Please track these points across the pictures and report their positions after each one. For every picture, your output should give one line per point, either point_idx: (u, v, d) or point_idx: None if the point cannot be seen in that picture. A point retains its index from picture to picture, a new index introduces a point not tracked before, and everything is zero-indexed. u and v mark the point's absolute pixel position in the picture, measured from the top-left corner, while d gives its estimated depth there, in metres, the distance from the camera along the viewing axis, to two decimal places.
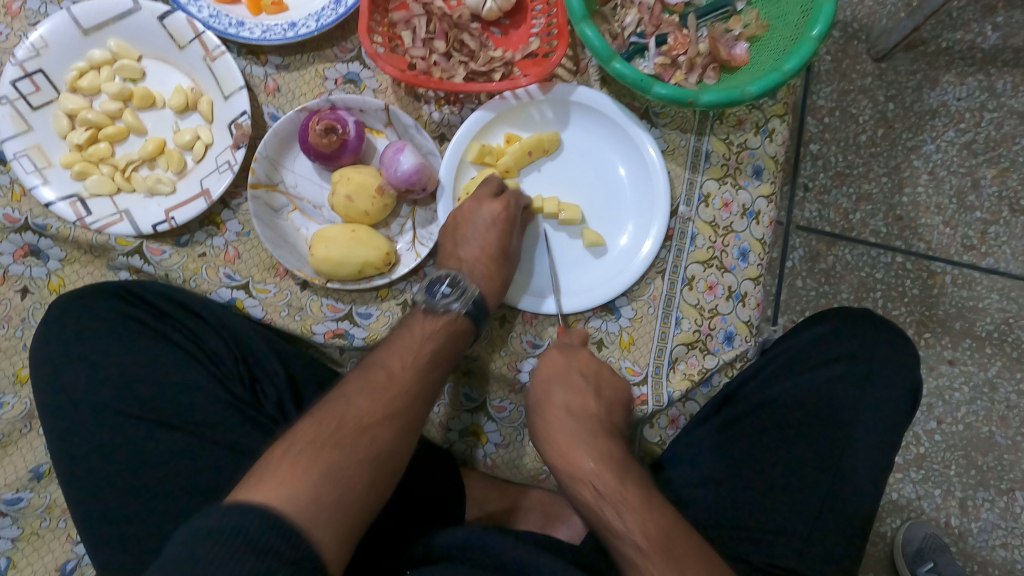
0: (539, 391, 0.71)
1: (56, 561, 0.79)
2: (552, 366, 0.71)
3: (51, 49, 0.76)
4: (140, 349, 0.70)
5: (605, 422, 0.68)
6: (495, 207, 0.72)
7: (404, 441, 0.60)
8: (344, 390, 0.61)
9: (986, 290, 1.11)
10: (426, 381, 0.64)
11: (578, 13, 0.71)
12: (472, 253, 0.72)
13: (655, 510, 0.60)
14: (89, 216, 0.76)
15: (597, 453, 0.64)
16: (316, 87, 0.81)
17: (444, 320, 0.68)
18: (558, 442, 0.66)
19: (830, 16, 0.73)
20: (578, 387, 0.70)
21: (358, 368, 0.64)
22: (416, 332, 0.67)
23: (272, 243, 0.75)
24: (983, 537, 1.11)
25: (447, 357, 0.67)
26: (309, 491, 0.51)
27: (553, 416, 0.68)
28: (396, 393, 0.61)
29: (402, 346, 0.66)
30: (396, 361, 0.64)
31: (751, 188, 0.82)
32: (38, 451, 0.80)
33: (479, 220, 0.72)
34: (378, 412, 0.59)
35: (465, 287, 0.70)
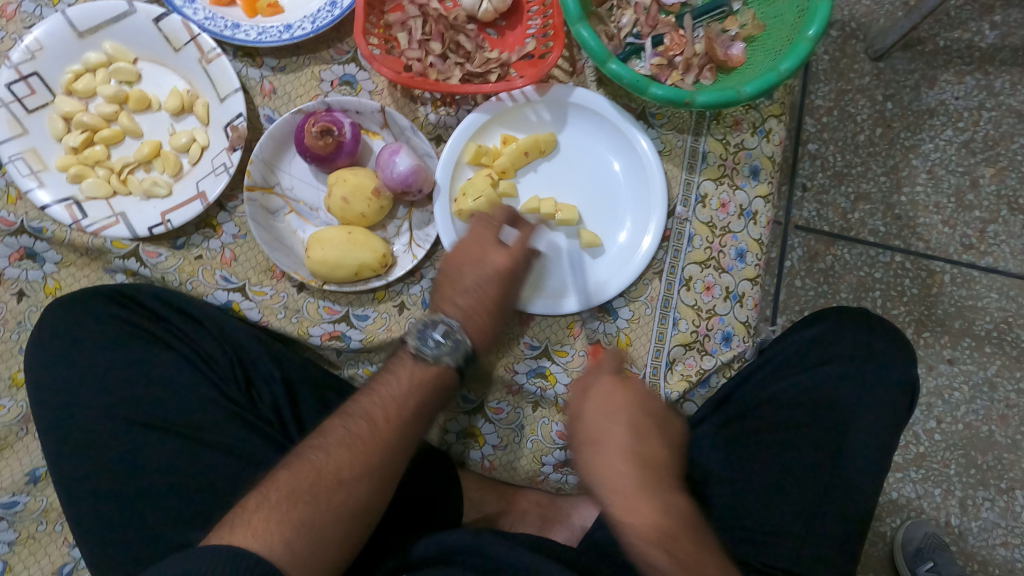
0: (592, 431, 0.60)
1: (53, 564, 0.79)
2: (611, 401, 0.61)
3: (46, 51, 0.76)
4: (137, 352, 0.70)
5: (670, 471, 0.60)
6: (501, 257, 0.68)
7: (380, 492, 0.60)
8: (324, 439, 0.59)
9: (986, 289, 1.10)
10: (408, 435, 0.62)
11: (574, 14, 0.72)
12: (469, 300, 0.67)
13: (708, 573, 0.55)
14: (85, 219, 0.76)
15: (656, 504, 0.56)
16: (312, 88, 0.80)
17: (431, 371, 0.65)
18: (621, 492, 0.57)
19: (826, 16, 0.73)
20: (639, 431, 0.60)
21: (341, 410, 0.63)
22: (404, 379, 0.64)
23: (268, 246, 0.75)
24: (983, 536, 1.11)
25: (432, 407, 0.65)
26: (278, 547, 0.52)
27: (615, 461, 0.58)
28: (376, 447, 0.60)
29: (386, 392, 0.63)
30: (379, 410, 0.62)
31: (748, 189, 0.82)
32: (35, 454, 0.80)
33: (484, 267, 0.68)
34: (355, 469, 0.58)
35: (460, 339, 0.65)
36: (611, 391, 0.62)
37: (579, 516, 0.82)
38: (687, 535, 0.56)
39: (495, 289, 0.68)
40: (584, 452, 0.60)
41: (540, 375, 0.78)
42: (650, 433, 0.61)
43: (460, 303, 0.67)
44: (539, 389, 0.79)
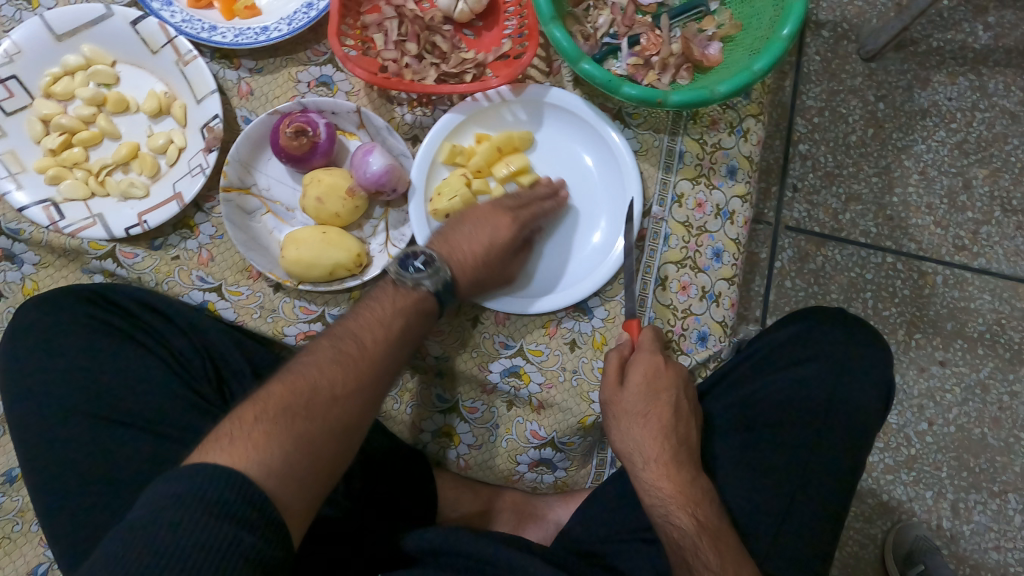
0: (636, 405, 0.69)
1: (28, 564, 0.79)
2: (658, 377, 0.69)
3: (24, 54, 0.77)
4: (112, 352, 0.70)
5: (695, 448, 0.70)
6: (504, 218, 0.72)
7: (367, 415, 0.59)
8: (315, 358, 0.59)
9: (978, 291, 1.10)
10: (393, 358, 0.63)
11: (546, 14, 0.71)
12: (462, 243, 0.70)
13: (722, 537, 0.65)
14: (63, 220, 0.76)
15: (685, 479, 0.67)
16: (288, 90, 0.81)
17: (414, 297, 0.65)
18: (658, 459, 0.67)
19: (800, 16, 0.73)
20: (678, 412, 0.69)
21: (327, 333, 0.62)
22: (395, 302, 0.65)
23: (244, 246, 0.75)
24: (976, 540, 1.10)
25: (419, 332, 0.66)
26: (281, 456, 0.52)
27: (656, 435, 0.68)
28: (365, 365, 0.60)
29: (373, 316, 0.64)
30: (368, 333, 0.62)
31: (725, 188, 0.82)
32: (10, 455, 0.80)
33: (484, 220, 0.71)
34: (348, 386, 0.58)
35: (439, 267, 0.66)
36: (656, 370, 0.69)
37: (553, 514, 0.82)
38: (705, 505, 0.66)
39: (489, 233, 0.71)
40: (623, 421, 0.69)
41: (514, 374, 0.78)
42: (685, 412, 0.70)
43: (452, 244, 0.70)
44: (513, 388, 0.78)
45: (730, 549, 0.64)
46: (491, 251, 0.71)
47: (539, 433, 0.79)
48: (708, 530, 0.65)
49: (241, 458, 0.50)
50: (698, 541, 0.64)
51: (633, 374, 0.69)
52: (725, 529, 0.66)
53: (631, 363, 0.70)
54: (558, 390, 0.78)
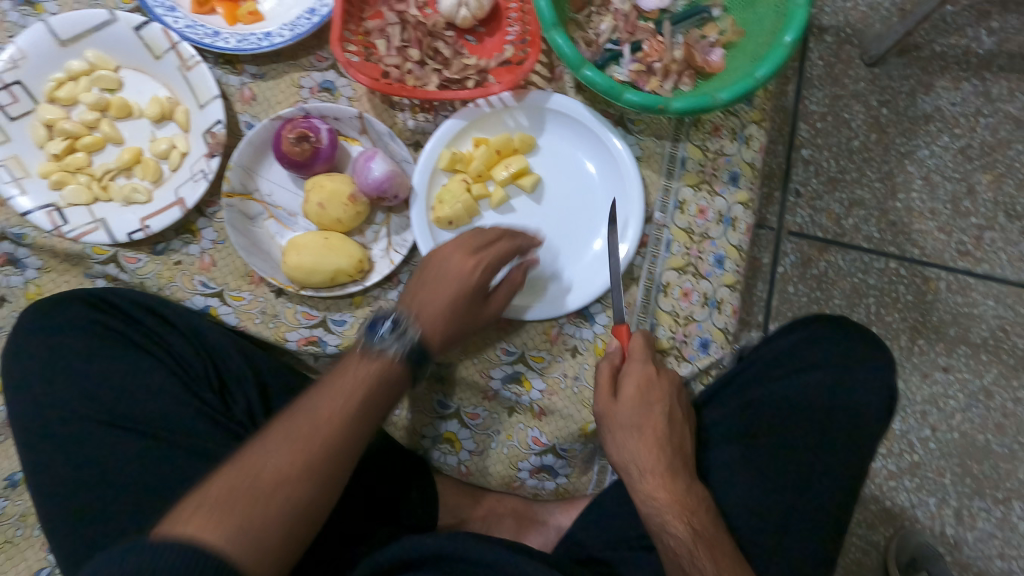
0: (631, 417, 0.68)
1: (30, 568, 0.79)
2: (651, 389, 0.69)
3: (29, 60, 0.77)
4: (113, 358, 0.71)
5: (686, 455, 0.70)
6: (469, 263, 0.68)
7: (326, 492, 0.57)
8: (268, 441, 0.57)
9: (982, 296, 1.09)
10: (355, 431, 0.60)
11: (548, 20, 0.71)
12: (429, 298, 0.67)
13: (717, 544, 0.65)
14: (66, 225, 0.76)
15: (681, 488, 0.67)
16: (291, 95, 0.81)
17: (378, 364, 0.63)
18: (653, 470, 0.67)
19: (803, 22, 0.73)
20: (671, 422, 0.69)
21: (287, 412, 0.60)
22: (355, 372, 0.62)
23: (246, 250, 0.76)
24: (981, 547, 1.09)
25: (383, 402, 0.62)
26: (226, 540, 0.50)
27: (651, 446, 0.67)
28: (320, 443, 0.57)
29: (334, 388, 0.61)
30: (325, 408, 0.59)
31: (727, 195, 0.82)
32: (14, 460, 0.80)
33: (449, 270, 0.68)
34: (299, 467, 0.55)
35: (406, 331, 0.64)
36: (648, 381, 0.69)
37: (555, 519, 0.81)
38: (700, 512, 0.66)
39: (457, 284, 0.67)
40: (618, 434, 0.69)
41: (515, 380, 0.78)
42: (677, 421, 0.70)
43: (418, 301, 0.67)
44: (514, 395, 0.78)
45: (725, 558, 0.64)
46: (459, 303, 0.68)
47: (540, 440, 0.79)
48: (704, 539, 0.65)
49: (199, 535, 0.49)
50: (694, 551, 0.64)
51: (625, 386, 0.69)
52: (720, 537, 0.66)
53: (623, 375, 0.70)
54: (559, 397, 0.77)
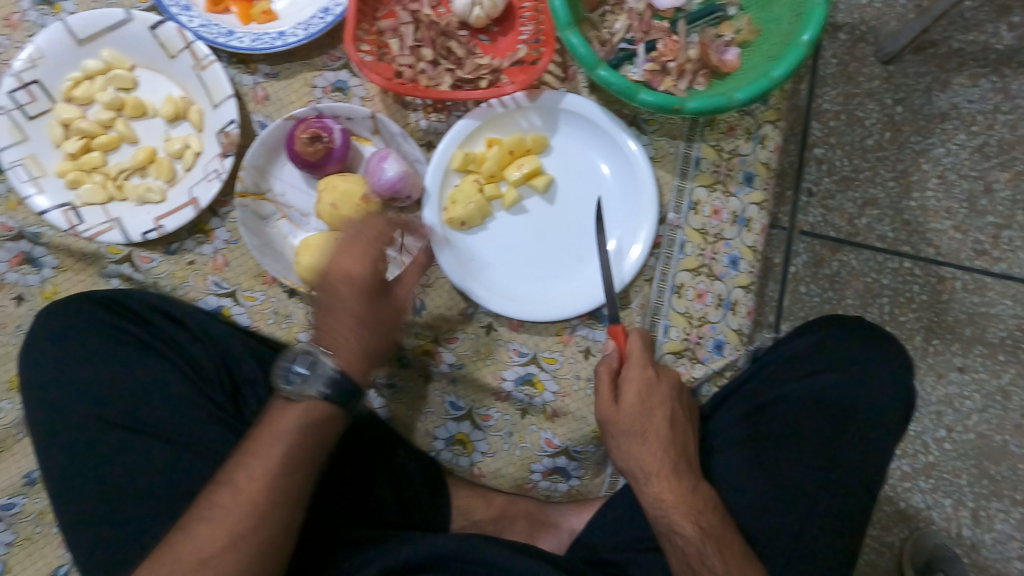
0: (633, 424, 0.68)
1: (48, 566, 0.80)
2: (652, 394, 0.68)
3: (47, 59, 0.77)
4: (128, 359, 0.71)
5: (690, 455, 0.70)
6: (356, 273, 0.67)
7: (259, 553, 0.61)
8: (194, 519, 0.61)
9: (999, 296, 1.08)
10: (283, 482, 0.63)
11: (563, 20, 0.71)
12: (337, 319, 0.67)
13: (726, 543, 0.65)
14: (81, 224, 0.77)
15: (686, 489, 0.67)
16: (304, 95, 0.81)
17: (302, 408, 0.65)
18: (656, 472, 0.67)
19: (821, 20, 0.72)
20: (675, 423, 0.69)
21: (217, 478, 0.63)
22: (273, 428, 0.64)
23: (259, 251, 0.76)
24: (999, 549, 1.08)
25: (310, 449, 0.65)
26: None
27: (656, 449, 0.68)
28: (242, 515, 0.61)
29: (256, 447, 0.64)
30: (243, 475, 0.62)
31: (742, 196, 0.81)
32: (32, 458, 0.81)
33: (347, 291, 0.67)
34: (223, 542, 0.60)
35: (321, 367, 0.65)
36: (649, 387, 0.68)
37: (567, 522, 0.80)
38: (708, 511, 0.67)
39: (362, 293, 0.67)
40: (621, 440, 0.69)
41: (528, 381, 0.78)
42: (681, 422, 0.70)
43: (330, 336, 0.67)
44: (527, 397, 0.78)
45: (734, 555, 0.65)
46: (369, 307, 0.67)
47: (553, 441, 0.79)
48: (713, 537, 0.65)
49: None
50: (703, 551, 0.65)
51: (627, 393, 0.68)
52: (727, 532, 0.67)
53: (622, 380, 0.69)
54: (573, 399, 0.78)
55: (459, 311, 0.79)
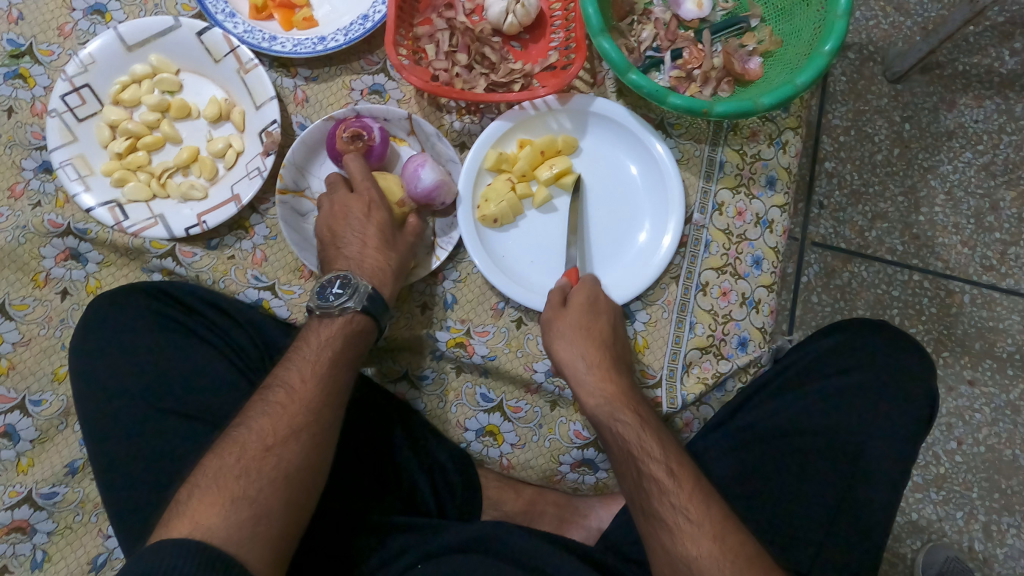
0: (581, 320, 0.75)
1: (88, 555, 0.81)
2: (599, 299, 0.76)
3: (98, 64, 0.80)
4: (175, 346, 0.74)
5: (621, 363, 0.76)
6: (360, 205, 0.75)
7: (314, 451, 0.63)
8: (247, 418, 0.63)
9: (1007, 311, 1.10)
10: (329, 390, 0.66)
11: (596, 27, 0.74)
12: (356, 248, 0.73)
13: (660, 434, 0.70)
14: (127, 220, 0.80)
15: (622, 387, 0.73)
16: (342, 97, 0.84)
17: (339, 321, 0.68)
18: (594, 365, 0.73)
19: (842, 33, 0.74)
20: (613, 333, 0.76)
21: (265, 386, 0.66)
22: (318, 337, 0.68)
23: (299, 247, 0.79)
24: (1011, 564, 1.09)
25: (353, 358, 0.69)
26: (227, 527, 0.56)
27: (595, 347, 0.74)
28: (297, 411, 0.63)
29: (300, 354, 0.67)
30: (294, 375, 0.66)
31: (764, 198, 0.84)
32: (73, 448, 0.83)
33: (354, 221, 0.74)
34: (279, 434, 0.62)
35: (357, 285, 0.69)
36: (596, 294, 0.76)
37: (595, 517, 0.82)
38: (643, 408, 0.72)
39: (379, 218, 0.74)
40: (564, 335, 0.74)
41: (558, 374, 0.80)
42: (620, 335, 0.77)
43: (355, 259, 0.72)
44: (557, 388, 0.80)
45: (668, 445, 0.69)
46: (385, 232, 0.74)
47: (582, 433, 0.81)
48: (648, 428, 0.69)
49: (202, 521, 0.55)
50: (640, 437, 0.68)
51: (575, 296, 0.76)
52: (659, 427, 0.71)
53: (573, 288, 0.77)
54: None
55: (489, 305, 0.81)
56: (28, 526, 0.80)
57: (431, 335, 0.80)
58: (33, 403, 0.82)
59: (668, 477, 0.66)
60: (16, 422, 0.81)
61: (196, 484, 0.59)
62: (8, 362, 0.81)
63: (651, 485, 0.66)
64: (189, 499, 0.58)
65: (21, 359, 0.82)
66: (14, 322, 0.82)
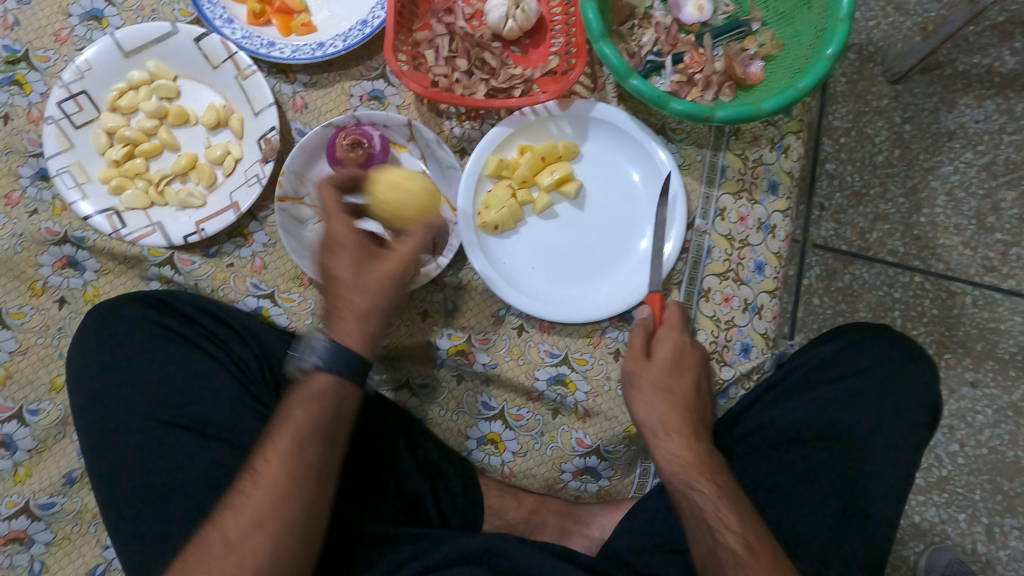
0: (664, 380, 0.71)
1: (86, 566, 0.81)
2: (684, 355, 0.72)
3: (95, 71, 0.80)
4: (172, 355, 0.73)
5: (701, 420, 0.72)
6: (326, 244, 0.66)
7: (284, 542, 0.60)
8: (220, 511, 0.62)
9: (1009, 313, 1.10)
10: (300, 469, 0.62)
11: (596, 32, 0.73)
12: (331, 294, 0.66)
13: (740, 501, 0.67)
14: (124, 228, 0.79)
15: (704, 452, 0.70)
16: (341, 103, 0.83)
17: (307, 386, 0.64)
18: (675, 427, 0.70)
19: (844, 36, 0.74)
20: (698, 391, 0.72)
21: (241, 469, 0.64)
22: (285, 411, 0.64)
23: (297, 253, 0.78)
24: (1013, 566, 1.09)
25: (321, 424, 0.63)
26: None
27: (677, 409, 0.70)
28: (262, 501, 0.61)
29: (270, 434, 0.63)
30: (260, 460, 0.62)
31: (767, 203, 0.83)
32: (71, 457, 0.82)
33: (326, 260, 0.66)
34: (242, 530, 0.60)
35: (314, 343, 0.65)
36: (681, 349, 0.72)
37: (597, 522, 0.81)
38: (724, 476, 0.69)
39: (347, 259, 0.65)
40: (647, 394, 0.71)
41: (560, 382, 0.79)
42: (703, 391, 0.73)
43: (331, 307, 0.66)
44: (559, 396, 0.80)
45: (747, 514, 0.66)
46: (349, 272, 0.65)
47: (584, 441, 0.81)
48: (727, 496, 0.67)
49: None
50: (719, 507, 0.66)
51: (659, 351, 0.71)
52: (741, 496, 0.68)
53: (657, 339, 0.73)
54: (604, 399, 0.79)
55: (490, 313, 0.81)
56: (25, 536, 0.79)
57: (434, 344, 0.80)
58: (31, 413, 0.81)
59: (745, 550, 0.64)
60: (14, 432, 0.81)
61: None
62: (5, 371, 0.81)
63: (725, 554, 0.64)
64: None
65: (19, 368, 0.81)
66: (12, 330, 0.81)
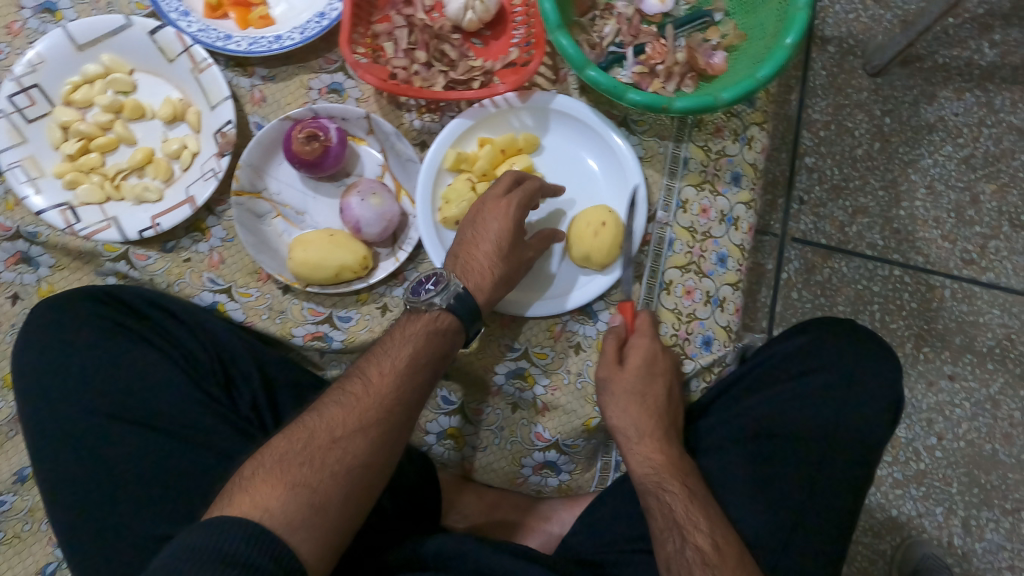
0: (635, 386, 0.72)
1: (36, 564, 0.81)
2: (656, 361, 0.74)
3: (47, 64, 0.79)
4: (123, 350, 0.72)
5: (671, 426, 0.73)
6: (496, 207, 0.70)
7: (382, 449, 0.61)
8: (321, 409, 0.62)
9: (987, 305, 1.10)
10: (407, 390, 0.64)
11: (553, 21, 0.72)
12: (473, 248, 0.70)
13: (709, 505, 0.68)
14: (79, 223, 0.78)
15: (674, 454, 0.71)
16: (300, 97, 0.82)
17: (426, 319, 0.66)
18: (647, 430, 0.71)
19: (803, 24, 0.73)
20: (669, 397, 0.74)
21: (347, 374, 0.65)
22: (402, 332, 0.66)
23: (253, 248, 0.77)
24: (989, 559, 1.08)
25: (435, 357, 0.66)
26: (280, 513, 0.55)
27: (652, 413, 0.72)
28: (369, 405, 0.62)
29: (383, 350, 0.65)
30: (375, 370, 0.64)
31: (730, 195, 0.83)
32: (22, 455, 0.82)
33: (484, 218, 0.71)
34: (348, 427, 0.60)
35: (448, 283, 0.67)
36: (652, 353, 0.74)
37: (557, 517, 0.84)
38: (692, 478, 0.70)
39: (509, 231, 0.70)
40: (620, 399, 0.73)
41: (519, 376, 0.79)
42: (672, 399, 0.75)
43: (462, 261, 0.70)
44: (517, 390, 0.80)
45: (715, 517, 0.67)
46: (503, 241, 0.70)
47: (543, 435, 0.80)
48: (694, 499, 0.67)
49: (253, 508, 0.54)
50: (688, 507, 0.66)
51: (631, 357, 0.73)
52: (709, 500, 0.69)
53: (629, 345, 0.74)
54: (563, 392, 0.79)
55: None
56: None
57: None
58: None
59: (712, 548, 0.64)
60: None
61: (262, 463, 0.58)
62: None
63: (691, 552, 0.64)
64: (251, 477, 0.57)
65: None
66: None
